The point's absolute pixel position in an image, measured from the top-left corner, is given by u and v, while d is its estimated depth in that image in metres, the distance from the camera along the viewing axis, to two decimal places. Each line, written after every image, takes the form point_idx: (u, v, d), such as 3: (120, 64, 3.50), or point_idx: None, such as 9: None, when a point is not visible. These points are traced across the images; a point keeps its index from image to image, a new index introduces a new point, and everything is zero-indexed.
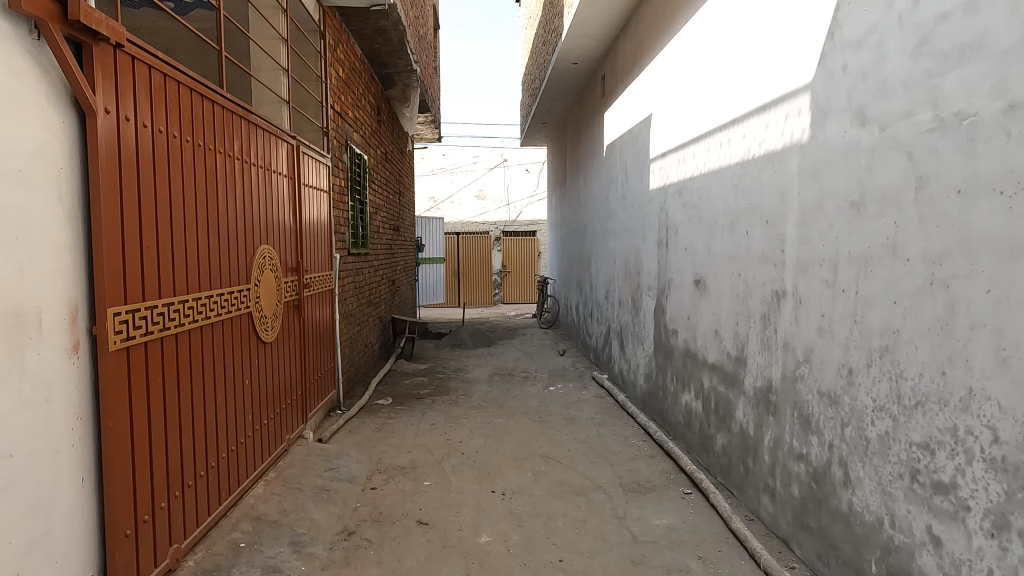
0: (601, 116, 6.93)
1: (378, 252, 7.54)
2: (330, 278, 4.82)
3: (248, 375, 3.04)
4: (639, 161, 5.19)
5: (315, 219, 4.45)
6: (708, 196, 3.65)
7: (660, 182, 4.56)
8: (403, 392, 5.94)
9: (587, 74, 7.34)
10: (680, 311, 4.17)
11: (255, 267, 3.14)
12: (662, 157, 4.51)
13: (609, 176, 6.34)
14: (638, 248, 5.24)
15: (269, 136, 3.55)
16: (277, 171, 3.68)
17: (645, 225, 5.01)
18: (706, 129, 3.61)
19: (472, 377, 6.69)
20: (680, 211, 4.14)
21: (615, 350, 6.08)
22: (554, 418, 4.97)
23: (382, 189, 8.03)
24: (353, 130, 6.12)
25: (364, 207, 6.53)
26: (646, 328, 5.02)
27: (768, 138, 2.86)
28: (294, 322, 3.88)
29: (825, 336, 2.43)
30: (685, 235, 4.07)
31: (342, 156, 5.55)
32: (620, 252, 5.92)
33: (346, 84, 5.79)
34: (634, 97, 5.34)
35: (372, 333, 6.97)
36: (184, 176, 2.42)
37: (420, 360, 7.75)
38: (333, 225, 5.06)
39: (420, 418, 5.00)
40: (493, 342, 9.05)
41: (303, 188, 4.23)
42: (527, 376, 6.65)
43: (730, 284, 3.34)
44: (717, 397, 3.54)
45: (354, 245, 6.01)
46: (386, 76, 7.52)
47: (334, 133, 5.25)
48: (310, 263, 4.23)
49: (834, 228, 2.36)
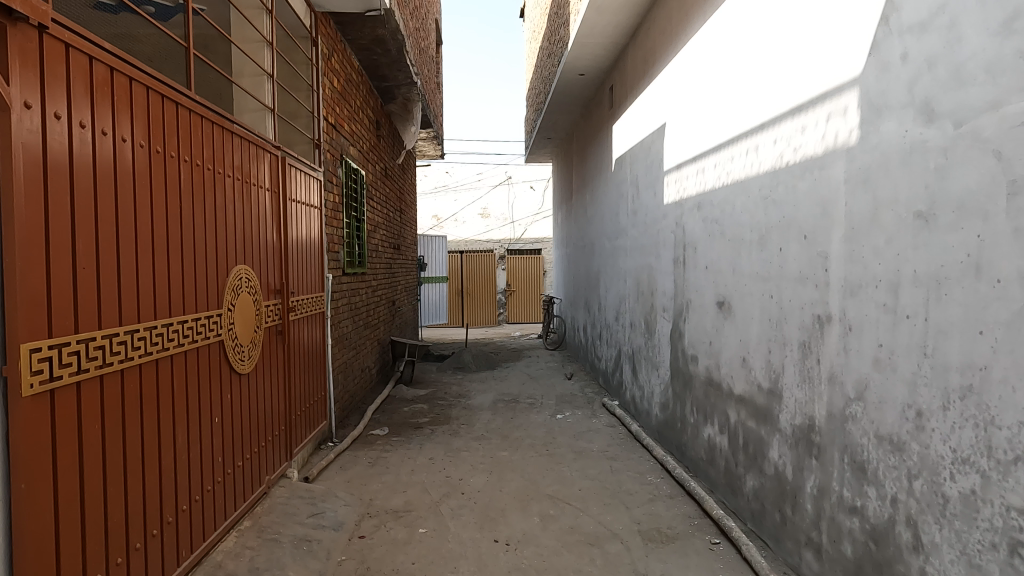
0: (608, 129, 6.63)
1: (376, 270, 7.22)
2: (320, 300, 4.49)
3: (217, 413, 2.70)
4: (651, 174, 4.86)
5: (303, 237, 4.13)
6: (731, 209, 3.31)
7: (676, 196, 4.23)
8: (400, 421, 5.57)
9: (595, 85, 7.05)
10: (700, 335, 3.82)
11: (227, 290, 2.80)
12: (678, 169, 4.18)
13: (619, 191, 6.02)
14: (651, 267, 4.89)
15: (251, 147, 3.25)
16: (258, 184, 3.35)
17: (659, 241, 4.67)
18: (730, 136, 3.28)
19: (475, 404, 6.31)
20: (699, 227, 3.80)
21: (627, 375, 5.70)
22: (562, 452, 4.59)
23: (381, 206, 7.73)
24: (349, 144, 5.84)
25: (361, 225, 6.21)
26: (662, 353, 4.65)
27: (805, 142, 2.53)
28: (278, 350, 3.53)
29: (884, 370, 2.08)
30: (705, 253, 3.72)
31: (337, 171, 5.26)
32: (631, 271, 5.57)
33: (342, 96, 5.52)
34: (645, 106, 5.03)
35: (369, 357, 6.62)
36: (137, 186, 2.10)
37: (420, 385, 7.38)
38: (324, 243, 4.72)
39: (417, 451, 4.63)
40: (497, 365, 8.69)
41: (291, 204, 3.91)
42: (533, 403, 6.28)
43: (760, 307, 2.99)
44: (746, 433, 3.17)
45: (350, 264, 5.70)
46: (385, 89, 7.25)
47: (327, 146, 4.95)
48: (297, 284, 3.90)
49: (894, 245, 2.01)
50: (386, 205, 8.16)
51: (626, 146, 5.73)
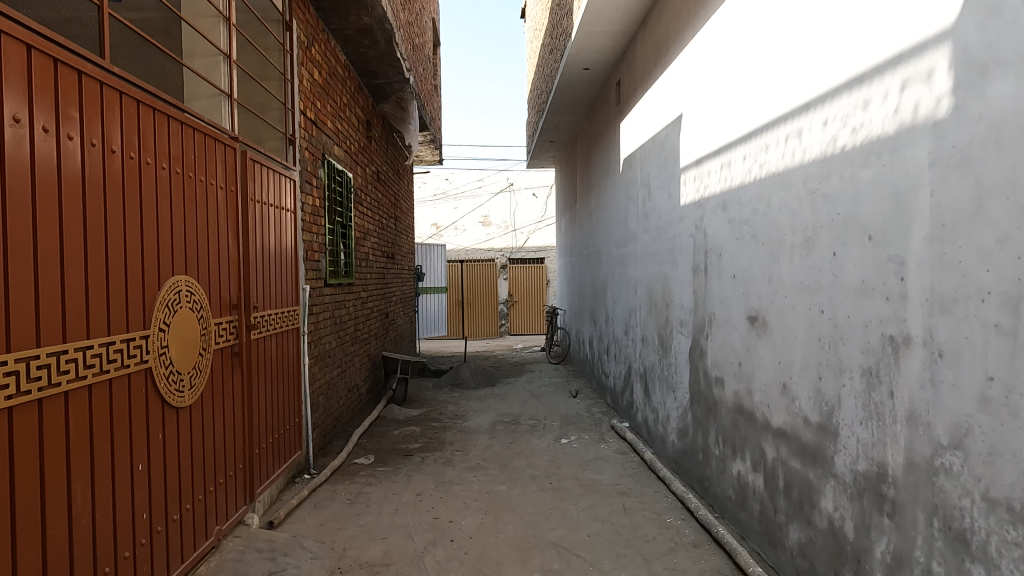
0: (616, 127, 6.13)
1: (367, 281, 6.73)
2: (292, 315, 3.98)
3: (141, 459, 2.17)
4: (666, 171, 4.36)
5: (272, 244, 3.62)
6: (767, 207, 2.81)
7: (696, 196, 3.72)
8: (388, 447, 5.04)
9: (602, 81, 6.53)
10: (726, 355, 3.30)
11: (159, 306, 2.28)
12: (698, 164, 3.69)
13: (628, 194, 5.51)
14: (666, 275, 4.38)
15: (201, 138, 2.74)
16: (212, 181, 2.84)
17: (676, 248, 4.16)
18: (765, 121, 2.79)
19: (471, 426, 5.78)
20: (726, 231, 3.29)
21: (638, 396, 5.18)
22: (568, 485, 4.06)
23: (373, 212, 7.24)
24: (334, 143, 5.35)
25: (347, 231, 5.72)
26: (679, 373, 4.13)
27: (871, 119, 2.04)
28: (236, 376, 3.00)
29: (996, 413, 1.56)
30: (732, 259, 3.21)
31: (318, 172, 4.79)
32: (643, 281, 5.06)
33: (325, 91, 5.05)
34: (659, 96, 4.52)
35: (357, 375, 6.12)
36: (7, 172, 1.59)
37: (413, 404, 6.86)
38: (301, 251, 4.23)
39: (404, 484, 4.10)
40: (497, 381, 8.17)
41: (258, 206, 3.41)
42: (535, 425, 5.76)
43: (806, 324, 2.48)
44: (788, 474, 2.65)
45: (333, 274, 5.20)
46: (376, 86, 6.77)
47: (306, 145, 4.47)
48: (262, 298, 3.39)
49: (1012, 245, 1.51)
50: (379, 211, 7.68)
51: (636, 143, 5.21)
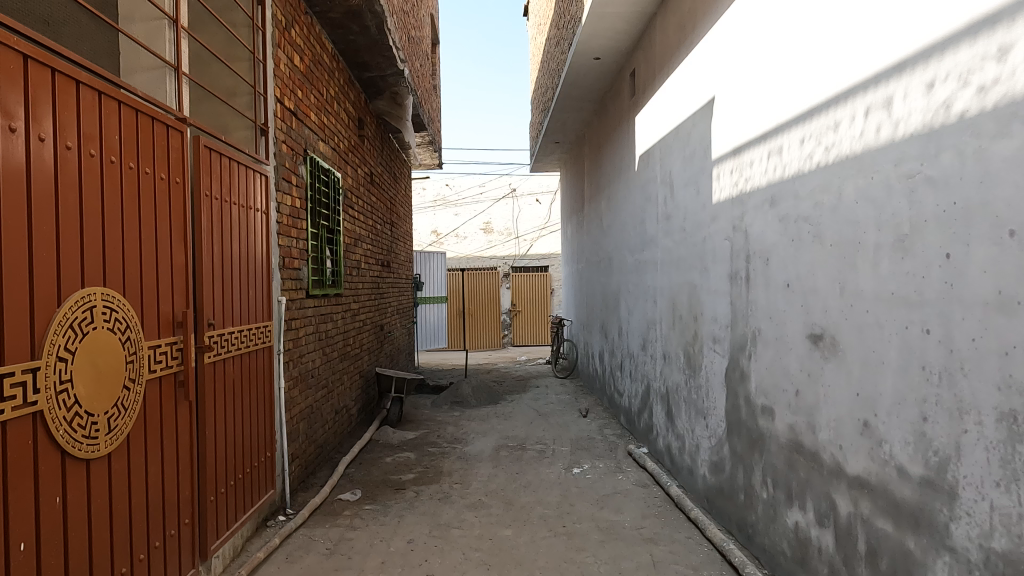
0: (630, 122, 5.60)
1: (358, 291, 6.18)
2: (264, 332, 3.43)
3: (25, 536, 1.61)
4: (695, 165, 3.81)
5: (237, 249, 3.07)
6: (838, 198, 2.26)
7: (735, 190, 3.17)
8: (378, 479, 4.47)
9: (613, 72, 6.00)
10: (778, 380, 2.75)
11: (58, 329, 1.73)
12: (737, 153, 3.15)
13: (646, 194, 4.95)
14: (694, 284, 3.83)
15: (131, 114, 2.16)
16: (151, 169, 2.29)
17: (707, 253, 3.61)
18: (835, 92, 2.25)
19: (472, 452, 5.20)
20: (777, 231, 2.74)
21: (660, 419, 4.61)
22: (584, 528, 3.49)
23: (366, 217, 6.69)
24: (319, 138, 4.81)
25: (334, 236, 5.18)
26: (712, 397, 3.57)
27: (1015, 73, 1.51)
28: (180, 411, 2.42)
29: None
30: (786, 264, 2.66)
31: (299, 169, 4.25)
32: (665, 291, 4.49)
33: (307, 80, 4.52)
34: (684, 80, 3.98)
35: (346, 396, 5.54)
36: None
37: (409, 425, 6.28)
38: (276, 257, 3.68)
39: (393, 527, 3.54)
40: (500, 398, 7.60)
41: (218, 204, 2.86)
42: (543, 450, 5.19)
43: (901, 347, 1.92)
44: (873, 537, 2.08)
45: (317, 284, 4.65)
46: (369, 80, 6.24)
47: (284, 138, 3.94)
48: (220, 313, 2.84)
49: None
50: (374, 215, 7.13)
51: (654, 137, 4.66)
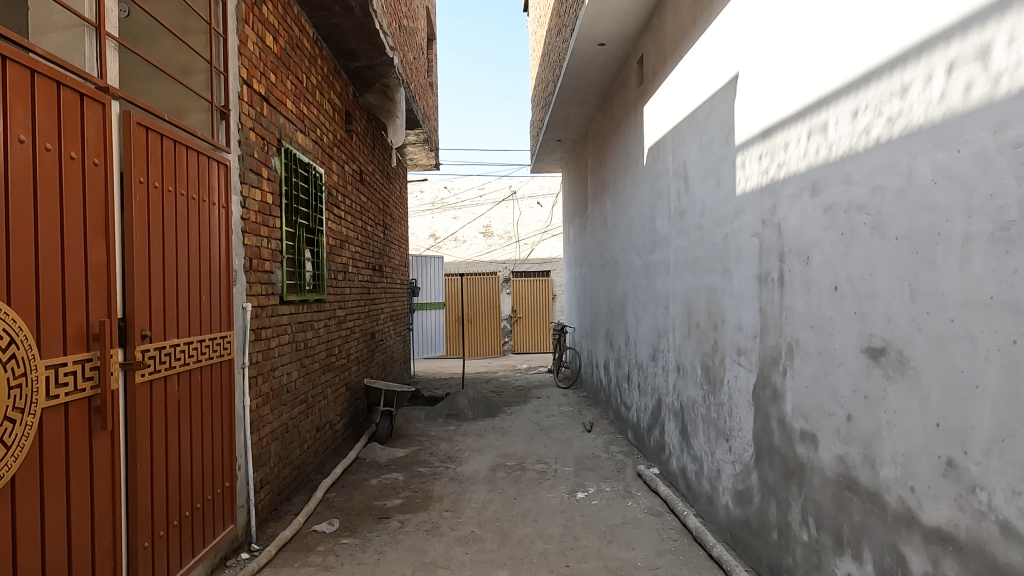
0: (637, 112, 5.17)
1: (345, 298, 5.74)
2: (223, 343, 2.99)
3: None
4: (714, 153, 3.38)
5: (184, 247, 2.63)
6: (908, 180, 1.82)
7: (765, 178, 2.74)
8: (361, 506, 4.01)
9: (619, 60, 5.56)
10: (822, 401, 2.31)
11: None
12: (767, 135, 2.71)
13: (657, 189, 4.51)
14: (713, 288, 3.39)
15: (24, 74, 1.70)
16: (60, 147, 1.84)
17: (730, 252, 3.17)
18: (904, 48, 1.81)
19: (466, 473, 4.74)
20: (821, 224, 2.30)
21: (673, 438, 4.17)
22: (591, 568, 3.04)
23: (355, 218, 6.26)
24: (297, 129, 4.39)
25: (316, 238, 4.75)
26: (737, 417, 3.12)
27: None
28: (97, 444, 1.98)
29: None
30: (833, 263, 2.22)
31: (271, 161, 3.83)
32: (679, 296, 4.04)
33: (283, 64, 4.11)
34: (700, 59, 3.55)
35: (330, 411, 5.09)
36: None
37: (400, 442, 5.82)
38: (240, 258, 3.25)
39: (372, 567, 3.10)
40: (499, 411, 7.14)
41: (157, 193, 2.42)
42: (544, 471, 4.74)
43: (1006, 368, 1.48)
44: None
45: (294, 289, 4.22)
46: (357, 70, 5.83)
47: (252, 125, 3.52)
48: (159, 322, 2.40)
49: None
50: (364, 215, 6.71)
51: (666, 125, 4.22)
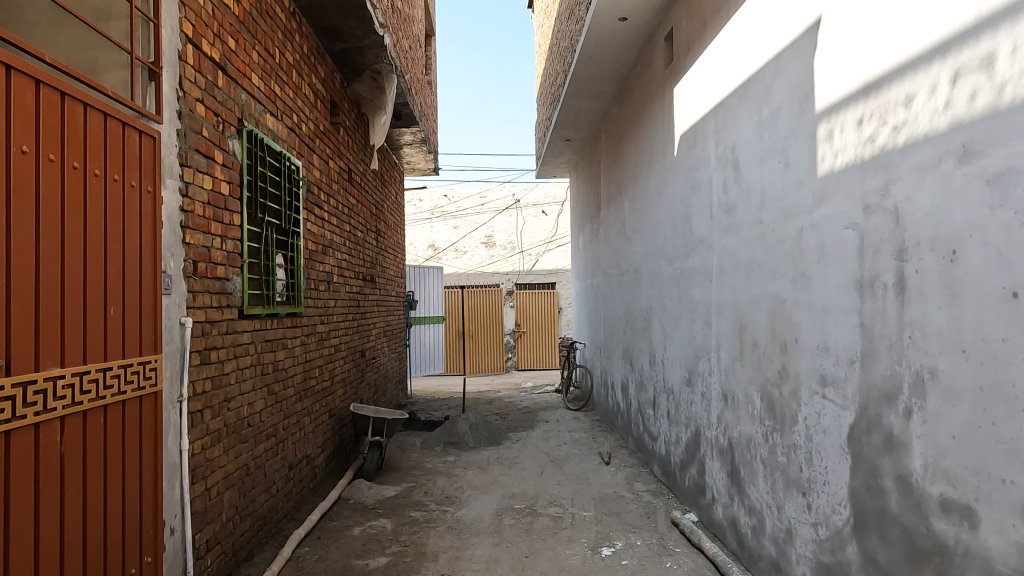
0: (664, 96, 4.47)
1: (330, 313, 5.04)
2: (147, 370, 2.27)
3: None
4: (781, 128, 2.67)
5: (81, 243, 1.93)
6: None
7: (874, 149, 2.03)
8: (337, 567, 3.26)
9: (642, 38, 4.86)
10: (987, 461, 1.58)
11: None
12: (880, 89, 2.00)
13: (693, 182, 3.81)
14: (781, 296, 2.68)
15: None
16: None
17: (808, 251, 2.45)
18: None
19: (467, 519, 3.99)
20: (981, 201, 1.59)
21: (720, 481, 3.42)
22: None
23: (342, 222, 5.57)
24: (267, 110, 3.70)
25: (291, 241, 4.05)
26: (822, 466, 2.38)
27: None
28: None
29: None
30: (1009, 258, 1.51)
31: (229, 143, 3.14)
32: (726, 308, 3.32)
33: (248, 30, 3.43)
34: (759, 13, 2.85)
35: (308, 445, 4.36)
36: None
37: (391, 477, 5.06)
38: (176, 259, 2.53)
39: None
40: (504, 438, 6.39)
41: (27, 165, 1.72)
42: (559, 517, 3.98)
43: None
44: None
45: (259, 300, 3.51)
46: (344, 53, 5.15)
47: (201, 96, 2.83)
48: (21, 348, 1.69)
49: None
50: (353, 219, 6.01)
51: (708, 104, 3.51)
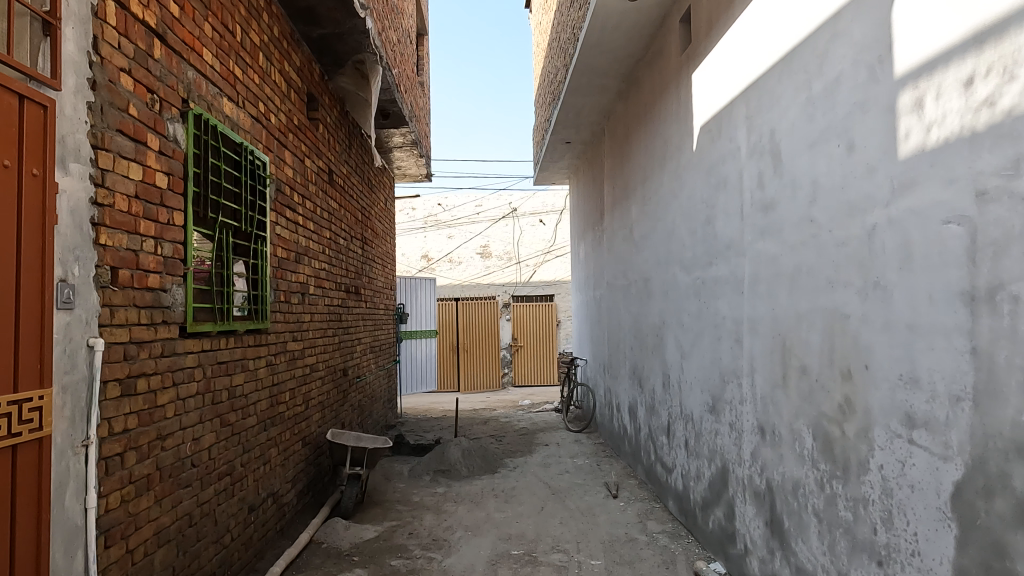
0: (681, 84, 3.96)
1: (304, 328, 4.49)
2: (25, 411, 1.73)
3: None
4: (842, 103, 2.16)
5: None
6: None
7: (995, 115, 1.51)
8: None
9: (654, 22, 4.35)
10: None
11: None
12: (1006, 33, 1.48)
13: (718, 179, 3.29)
14: (844, 310, 2.15)
15: None
16: None
17: (884, 254, 1.93)
18: None
19: (456, 570, 3.43)
20: None
21: (757, 530, 2.87)
22: None
23: (321, 227, 5.03)
24: (223, 94, 3.18)
25: (254, 246, 3.51)
26: (909, 532, 1.84)
27: None
28: None
29: None
30: None
31: (168, 127, 2.61)
32: (764, 324, 2.79)
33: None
34: None
35: (275, 482, 3.79)
36: None
37: (372, 513, 4.49)
38: (83, 264, 2.00)
39: None
40: (500, 465, 5.82)
41: None
42: (563, 566, 3.43)
43: None
44: None
45: (209, 314, 2.96)
46: (322, 40, 4.64)
47: (128, 65, 2.31)
48: None
49: None
50: (335, 225, 5.48)
51: (738, 85, 3.00)
